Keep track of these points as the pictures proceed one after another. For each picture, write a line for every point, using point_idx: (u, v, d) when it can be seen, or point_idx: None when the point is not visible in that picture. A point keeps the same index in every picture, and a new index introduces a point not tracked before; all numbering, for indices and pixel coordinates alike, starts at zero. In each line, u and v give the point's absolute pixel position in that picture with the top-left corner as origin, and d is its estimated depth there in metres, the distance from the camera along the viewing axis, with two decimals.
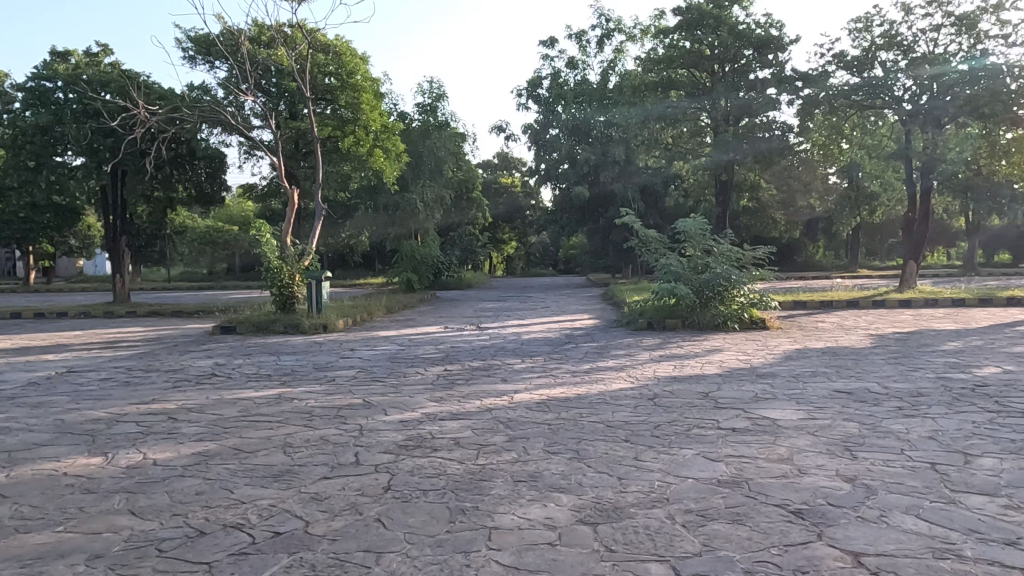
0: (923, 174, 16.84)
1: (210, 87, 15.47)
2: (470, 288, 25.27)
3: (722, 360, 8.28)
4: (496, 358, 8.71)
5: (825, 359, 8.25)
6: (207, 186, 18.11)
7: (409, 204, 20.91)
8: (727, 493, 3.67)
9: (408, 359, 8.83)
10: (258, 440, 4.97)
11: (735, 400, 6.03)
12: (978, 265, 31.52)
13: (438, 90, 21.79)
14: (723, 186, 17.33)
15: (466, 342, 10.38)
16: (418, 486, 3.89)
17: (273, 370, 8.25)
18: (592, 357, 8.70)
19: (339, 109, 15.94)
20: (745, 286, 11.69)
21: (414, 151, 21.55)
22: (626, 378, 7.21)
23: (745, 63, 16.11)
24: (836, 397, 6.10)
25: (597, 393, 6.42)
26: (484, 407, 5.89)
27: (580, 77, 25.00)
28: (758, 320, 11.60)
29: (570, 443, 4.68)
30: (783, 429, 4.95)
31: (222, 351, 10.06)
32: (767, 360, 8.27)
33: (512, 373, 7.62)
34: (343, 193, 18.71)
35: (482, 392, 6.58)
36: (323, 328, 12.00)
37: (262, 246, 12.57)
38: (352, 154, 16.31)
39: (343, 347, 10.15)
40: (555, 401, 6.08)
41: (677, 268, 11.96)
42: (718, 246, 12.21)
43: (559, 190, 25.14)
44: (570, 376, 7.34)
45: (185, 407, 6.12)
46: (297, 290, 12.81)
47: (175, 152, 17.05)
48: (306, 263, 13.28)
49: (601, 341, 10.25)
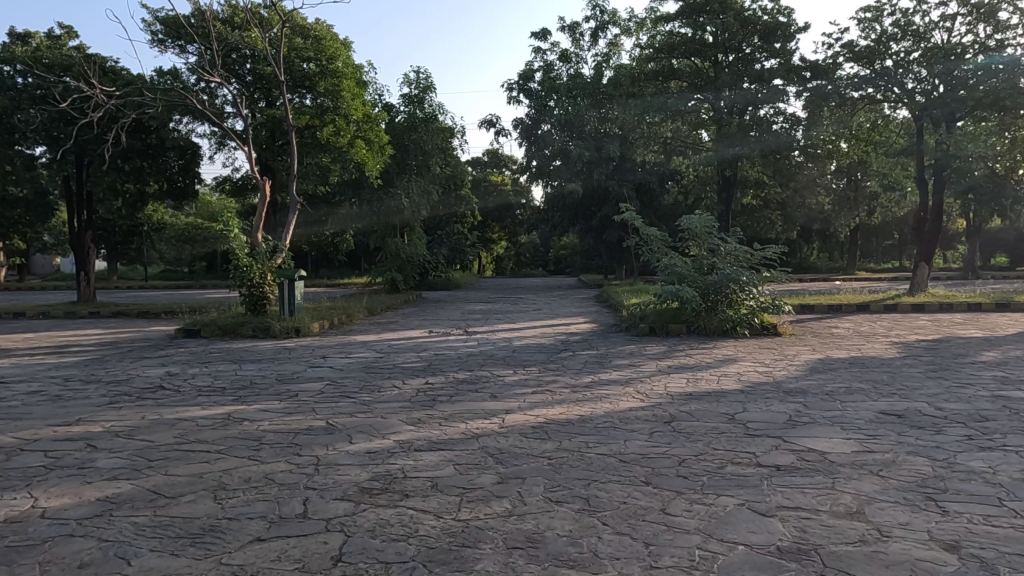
0: (935, 172, 15.95)
1: (179, 72, 14.36)
2: (458, 289, 24.33)
3: (739, 373, 7.31)
4: (484, 369, 7.74)
5: (856, 372, 7.32)
6: (179, 180, 17.17)
7: (393, 200, 19.83)
8: (795, 572, 2.71)
9: (385, 369, 7.82)
10: (186, 479, 3.97)
11: (767, 425, 5.08)
12: (978, 268, 30.81)
13: (426, 81, 20.75)
14: (726, 181, 16.40)
15: (453, 349, 9.40)
16: (379, 557, 2.90)
17: (230, 381, 7.22)
18: (594, 367, 7.75)
19: (319, 97, 14.99)
20: (755, 289, 10.76)
21: (399, 144, 20.49)
22: (633, 394, 6.24)
23: (751, 52, 15.17)
24: (885, 421, 5.17)
25: (602, 414, 5.46)
26: (469, 434, 4.90)
27: (573, 71, 24.06)
28: (770, 326, 10.66)
29: (577, 487, 3.72)
30: (839, 467, 4.01)
31: (181, 358, 9.02)
32: (789, 373, 7.32)
33: (503, 387, 6.64)
34: (324, 187, 17.64)
35: (468, 413, 5.60)
36: (295, 331, 10.98)
37: (229, 243, 11.45)
38: (331, 145, 15.21)
39: (315, 354, 9.15)
40: (554, 426, 5.10)
41: (681, 269, 11.04)
42: (726, 245, 11.27)
43: (551, 188, 24.17)
44: (571, 391, 6.38)
45: (109, 430, 5.10)
46: (267, 289, 11.81)
47: (144, 143, 16.02)
48: (279, 261, 12.24)
49: (601, 349, 9.30)
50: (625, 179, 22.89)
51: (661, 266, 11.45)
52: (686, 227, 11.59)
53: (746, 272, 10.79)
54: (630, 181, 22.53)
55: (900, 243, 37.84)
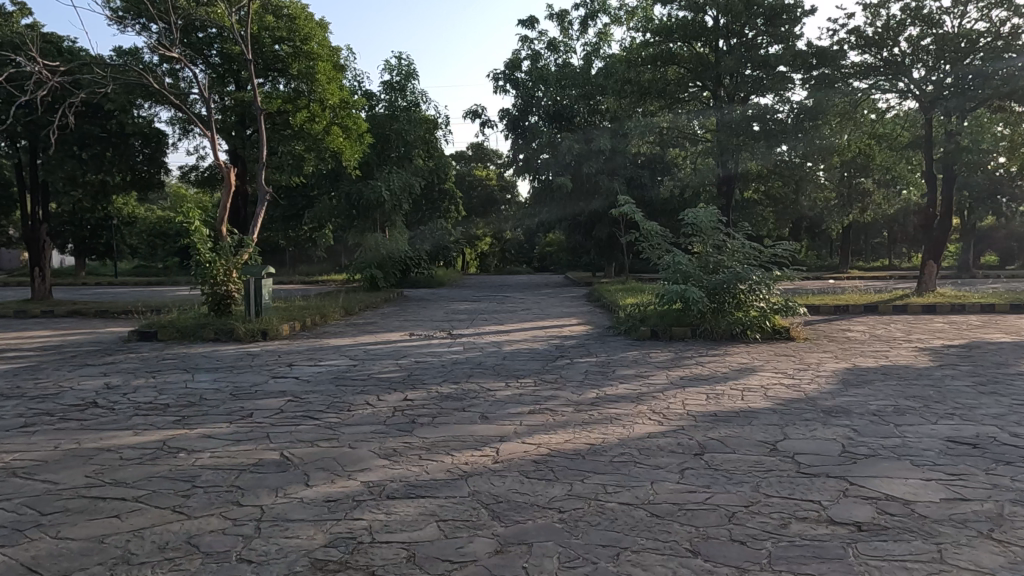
0: (945, 163, 15.15)
1: (140, 51, 13.23)
2: (442, 287, 23.35)
3: (763, 387, 6.39)
4: (472, 380, 6.78)
5: (897, 384, 6.43)
6: (144, 170, 16.03)
7: (373, 192, 18.55)
8: None
9: (357, 381, 6.83)
10: (79, 547, 2.97)
11: (820, 459, 4.16)
12: (973, 267, 30.11)
13: (408, 67, 19.77)
14: (727, 172, 15.51)
15: (436, 356, 8.42)
16: None
17: (176, 396, 6.20)
18: (597, 380, 6.80)
19: (293, 82, 13.97)
20: (765, 289, 9.86)
21: (380, 134, 19.45)
22: (649, 416, 5.29)
23: (752, 38, 14.33)
24: (962, 452, 4.27)
25: (617, 442, 4.52)
26: (456, 472, 3.93)
27: (562, 61, 23.12)
28: (783, 330, 9.74)
29: (603, 560, 2.78)
30: (938, 528, 3.10)
31: (129, 366, 7.97)
32: (820, 386, 6.40)
33: (496, 405, 5.68)
34: (300, 177, 16.62)
35: (454, 440, 4.64)
36: (262, 334, 9.95)
37: (190, 237, 10.39)
38: (305, 132, 13.91)
39: (280, 362, 8.13)
40: (560, 460, 4.15)
41: (683, 267, 10.15)
42: (734, 241, 10.37)
43: (538, 182, 23.22)
44: (575, 411, 5.43)
45: (5, 468, 4.08)
46: (232, 287, 10.79)
47: (103, 128, 14.93)
48: (245, 257, 11.21)
49: (601, 356, 8.37)
50: (616, 173, 21.93)
51: (663, 264, 10.52)
52: (689, 220, 10.72)
53: (756, 271, 9.89)
54: (619, 175, 21.56)
55: (890, 238, 37.37)
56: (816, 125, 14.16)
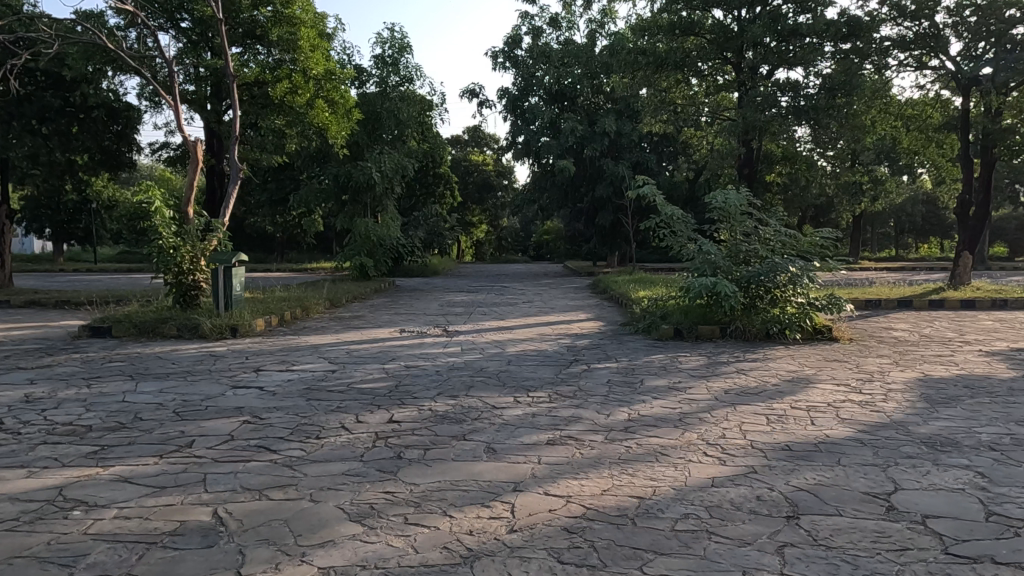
0: (985, 145, 13.92)
1: (103, 14, 11.87)
2: (437, 276, 22.12)
3: (830, 406, 5.20)
4: (474, 394, 5.57)
5: (993, 403, 5.25)
6: (112, 148, 14.69)
7: (362, 174, 17.24)
8: None
9: (334, 393, 5.61)
10: None
11: (964, 527, 2.99)
12: (989, 259, 29.01)
13: (401, 40, 18.46)
14: (748, 153, 14.26)
15: (429, 359, 7.21)
16: None
17: (105, 415, 4.94)
18: (626, 394, 5.60)
19: (273, 49, 12.67)
20: (805, 283, 8.62)
21: (370, 112, 18.08)
22: (703, 450, 4.10)
23: (778, 9, 13.05)
24: None
25: (674, 496, 3.33)
26: (458, 554, 2.73)
27: (563, 38, 21.80)
28: (824, 329, 8.53)
29: None
30: None
31: (66, 370, 6.72)
32: (900, 406, 5.21)
33: (504, 432, 4.47)
34: (283, 156, 15.31)
35: (453, 490, 3.43)
36: (231, 330, 8.73)
37: (151, 220, 9.11)
38: (286, 106, 12.69)
39: (247, 366, 6.91)
40: (604, 529, 2.95)
41: (711, 257, 8.93)
42: (766, 228, 9.16)
43: (539, 166, 21.94)
44: (607, 443, 4.22)
45: None
46: (199, 276, 9.60)
47: (67, 101, 13.60)
48: (214, 244, 9.94)
49: (621, 360, 7.19)
50: (621, 157, 20.63)
51: (686, 253, 9.31)
52: (715, 205, 9.48)
53: (795, 261, 8.66)
54: (625, 159, 20.20)
55: (897, 229, 36.33)
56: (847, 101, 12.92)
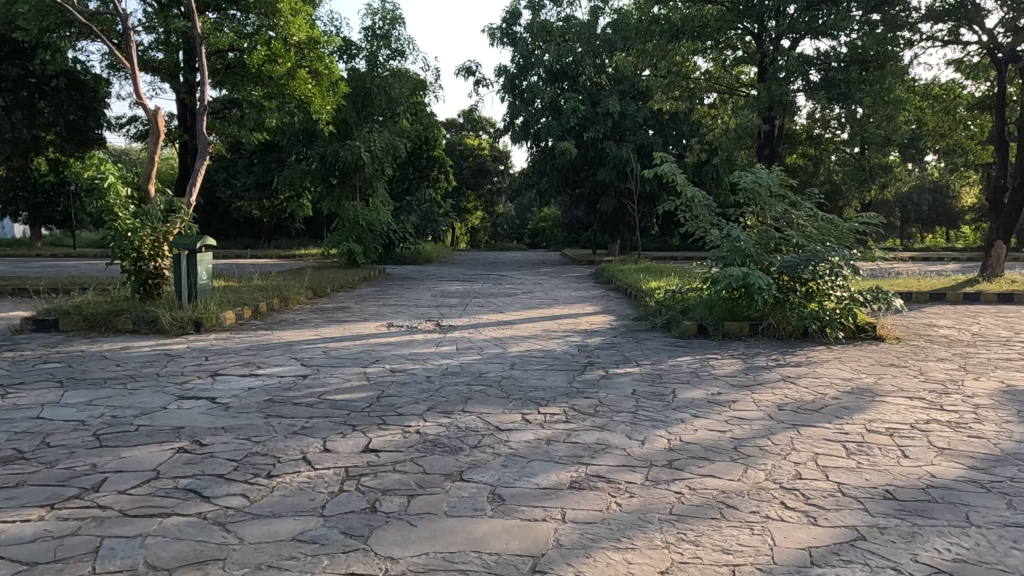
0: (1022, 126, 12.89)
1: None
2: (430, 263, 21.07)
3: (915, 428, 4.18)
4: (473, 409, 4.53)
5: None
6: (78, 122, 13.57)
7: (350, 153, 16.09)
8: None
9: (301, 408, 4.56)
10: None
11: None
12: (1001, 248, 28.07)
13: (394, 11, 17.26)
14: (767, 132, 13.18)
15: (418, 361, 6.16)
16: None
17: (4, 439, 3.88)
18: (659, 410, 4.57)
19: (252, 15, 11.52)
20: (847, 274, 7.59)
21: (359, 88, 16.92)
22: (781, 498, 3.08)
23: None
24: None
25: None
26: None
27: (565, 15, 20.61)
28: (869, 327, 7.53)
29: None
30: None
31: None
32: (1002, 429, 4.19)
33: (510, 468, 3.43)
34: (263, 133, 14.20)
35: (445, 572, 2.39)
36: (194, 324, 7.67)
37: (104, 197, 8.03)
38: (265, 75, 11.75)
39: (206, 369, 5.86)
40: None
41: (742, 244, 7.83)
42: (802, 211, 8.13)
43: (538, 148, 20.85)
44: (652, 488, 3.18)
45: None
46: (162, 263, 8.56)
47: (26, 70, 12.45)
48: (177, 226, 8.86)
49: (643, 363, 6.16)
50: (625, 138, 19.53)
51: (711, 240, 8.26)
52: (742, 185, 8.42)
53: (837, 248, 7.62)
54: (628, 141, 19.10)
55: (903, 219, 35.35)
56: (880, 76, 11.85)
